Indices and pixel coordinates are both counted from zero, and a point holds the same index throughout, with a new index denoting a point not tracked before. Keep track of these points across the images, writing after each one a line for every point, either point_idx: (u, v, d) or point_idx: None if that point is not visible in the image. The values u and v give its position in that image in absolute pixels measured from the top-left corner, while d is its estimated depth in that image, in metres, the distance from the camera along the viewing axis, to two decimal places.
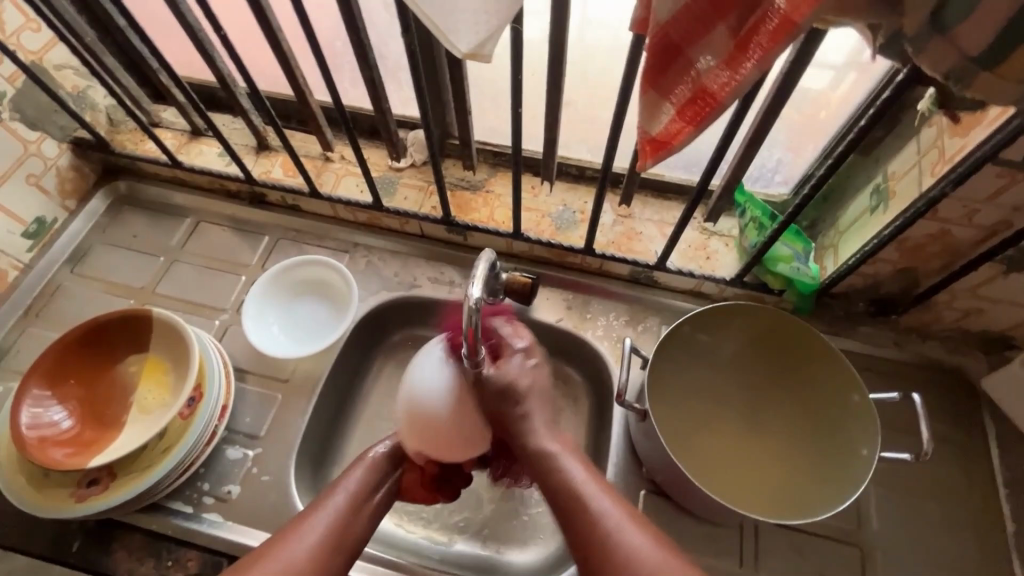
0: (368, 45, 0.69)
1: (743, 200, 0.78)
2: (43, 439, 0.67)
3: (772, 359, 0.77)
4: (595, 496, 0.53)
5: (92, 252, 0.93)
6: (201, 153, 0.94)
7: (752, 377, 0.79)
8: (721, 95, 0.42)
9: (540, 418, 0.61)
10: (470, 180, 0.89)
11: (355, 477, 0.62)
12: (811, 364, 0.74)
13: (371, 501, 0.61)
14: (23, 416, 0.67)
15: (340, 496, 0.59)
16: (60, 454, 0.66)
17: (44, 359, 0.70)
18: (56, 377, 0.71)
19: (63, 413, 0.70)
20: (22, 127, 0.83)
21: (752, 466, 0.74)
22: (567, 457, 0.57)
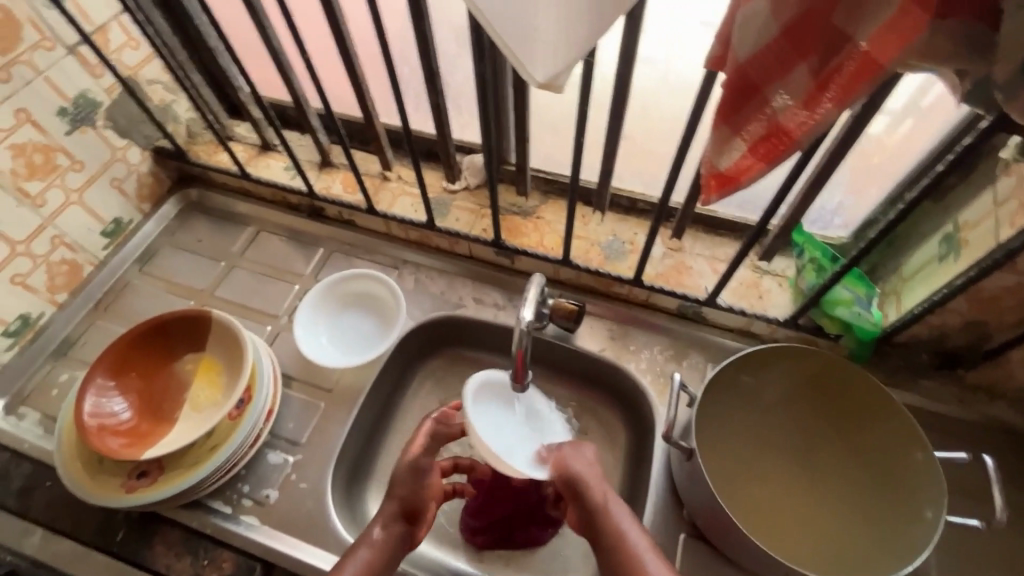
0: (437, 72, 0.73)
1: (801, 241, 0.75)
2: (102, 428, 0.70)
3: (825, 409, 0.74)
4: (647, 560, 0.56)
5: (160, 254, 0.98)
6: (267, 167, 0.99)
7: (801, 427, 0.75)
8: (797, 134, 0.43)
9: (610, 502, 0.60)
10: (522, 205, 0.91)
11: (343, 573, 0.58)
12: (870, 418, 0.71)
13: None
14: (87, 403, 0.70)
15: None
16: (116, 444, 0.69)
17: (111, 351, 0.74)
18: (119, 369, 0.74)
19: (122, 405, 0.73)
20: (113, 134, 0.89)
21: (796, 524, 0.70)
22: (616, 508, 0.60)
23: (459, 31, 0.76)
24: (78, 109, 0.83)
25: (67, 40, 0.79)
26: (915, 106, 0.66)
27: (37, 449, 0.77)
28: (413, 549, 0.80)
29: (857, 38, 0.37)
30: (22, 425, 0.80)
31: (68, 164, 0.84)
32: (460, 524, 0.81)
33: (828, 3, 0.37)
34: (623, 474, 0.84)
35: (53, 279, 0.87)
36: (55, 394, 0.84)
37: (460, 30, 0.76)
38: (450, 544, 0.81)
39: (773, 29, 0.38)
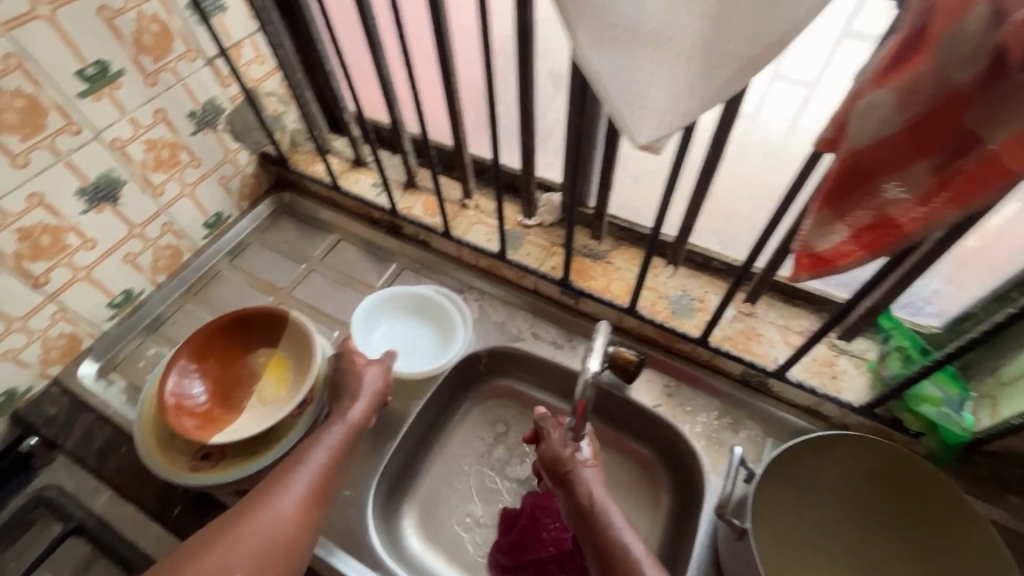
0: (533, 114, 0.75)
1: (890, 326, 0.71)
2: (180, 408, 0.75)
3: (891, 520, 0.69)
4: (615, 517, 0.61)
5: (249, 249, 1.06)
6: (357, 182, 1.05)
7: (862, 536, 0.70)
8: (908, 228, 0.41)
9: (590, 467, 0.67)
10: (593, 248, 0.91)
11: (333, 434, 0.70)
12: (943, 540, 0.65)
13: (344, 458, 0.70)
14: (171, 381, 0.76)
15: (319, 459, 0.67)
16: (189, 424, 0.74)
17: (197, 337, 0.80)
18: (201, 354, 0.80)
19: (200, 388, 0.79)
20: (229, 138, 0.98)
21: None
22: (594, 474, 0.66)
23: (558, 77, 0.79)
24: (205, 113, 0.92)
25: (207, 53, 0.88)
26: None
27: (120, 414, 0.84)
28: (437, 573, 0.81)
29: (988, 141, 0.35)
30: (110, 390, 0.88)
31: (188, 161, 0.92)
32: (488, 564, 0.81)
33: (960, 104, 0.35)
34: (662, 537, 0.81)
35: (157, 261, 0.96)
36: (142, 365, 0.91)
37: (559, 76, 0.78)
38: None
39: (896, 123, 0.37)
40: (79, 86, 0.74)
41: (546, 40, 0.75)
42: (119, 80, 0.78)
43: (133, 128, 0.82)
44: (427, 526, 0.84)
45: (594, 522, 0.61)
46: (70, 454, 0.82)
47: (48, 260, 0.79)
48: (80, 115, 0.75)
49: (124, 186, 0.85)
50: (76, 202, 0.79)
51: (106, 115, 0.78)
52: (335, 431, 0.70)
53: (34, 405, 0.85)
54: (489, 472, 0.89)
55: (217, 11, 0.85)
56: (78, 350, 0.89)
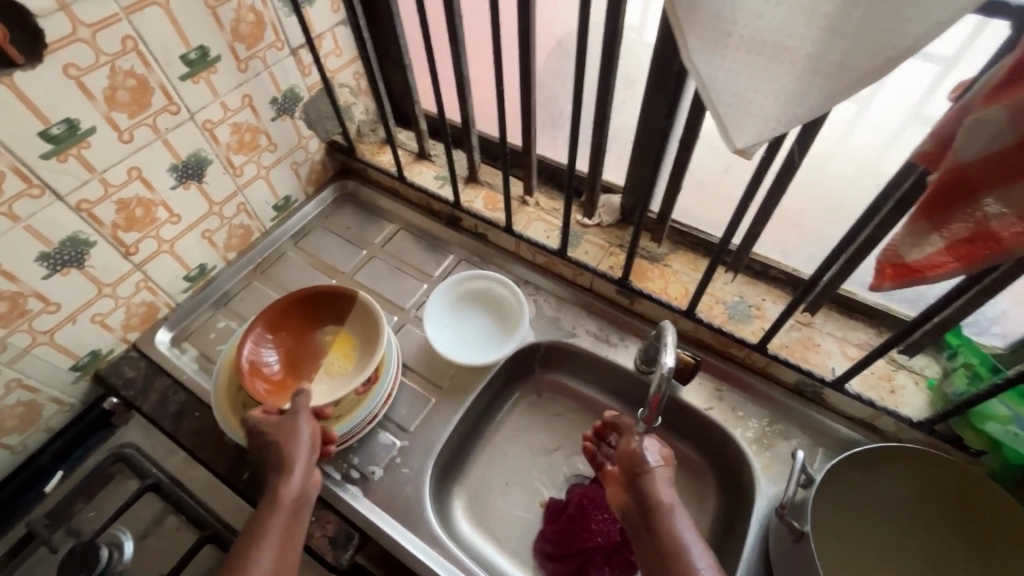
0: (608, 116, 0.77)
1: (957, 343, 0.72)
2: (255, 373, 0.79)
3: (958, 543, 0.69)
4: (679, 521, 0.62)
5: (313, 233, 1.10)
6: (420, 174, 1.09)
7: (925, 554, 0.70)
8: (1009, 242, 0.42)
9: (662, 473, 0.68)
10: (652, 251, 0.93)
11: (275, 523, 0.62)
12: (1002, 561, 0.66)
13: (293, 541, 0.63)
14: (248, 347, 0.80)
15: (268, 551, 0.60)
16: (263, 389, 0.78)
17: (273, 308, 0.84)
18: (275, 325, 0.84)
19: (272, 357, 0.82)
20: (303, 125, 1.03)
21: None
22: (664, 481, 0.67)
23: (633, 80, 0.80)
24: (285, 100, 0.96)
25: (293, 43, 0.92)
26: None
27: (192, 381, 0.89)
28: (485, 555, 0.83)
29: None
30: (182, 358, 0.93)
31: (266, 145, 0.97)
32: (535, 550, 0.83)
33: None
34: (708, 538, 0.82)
35: (230, 239, 1.00)
36: (211, 337, 0.96)
37: (634, 80, 0.80)
38: (525, 563, 0.83)
39: (1007, 138, 0.38)
40: (181, 69, 0.78)
41: (625, 45, 0.77)
42: (216, 65, 0.82)
43: (222, 111, 0.87)
44: (475, 510, 0.87)
45: (664, 535, 0.61)
46: (147, 415, 0.87)
47: (139, 230, 0.83)
48: (179, 96, 0.80)
49: (209, 165, 0.89)
50: (167, 177, 0.84)
51: (201, 97, 0.83)
52: (277, 517, 0.63)
53: (114, 366, 0.90)
54: (538, 463, 0.91)
55: (307, 4, 0.89)
56: (155, 318, 0.94)
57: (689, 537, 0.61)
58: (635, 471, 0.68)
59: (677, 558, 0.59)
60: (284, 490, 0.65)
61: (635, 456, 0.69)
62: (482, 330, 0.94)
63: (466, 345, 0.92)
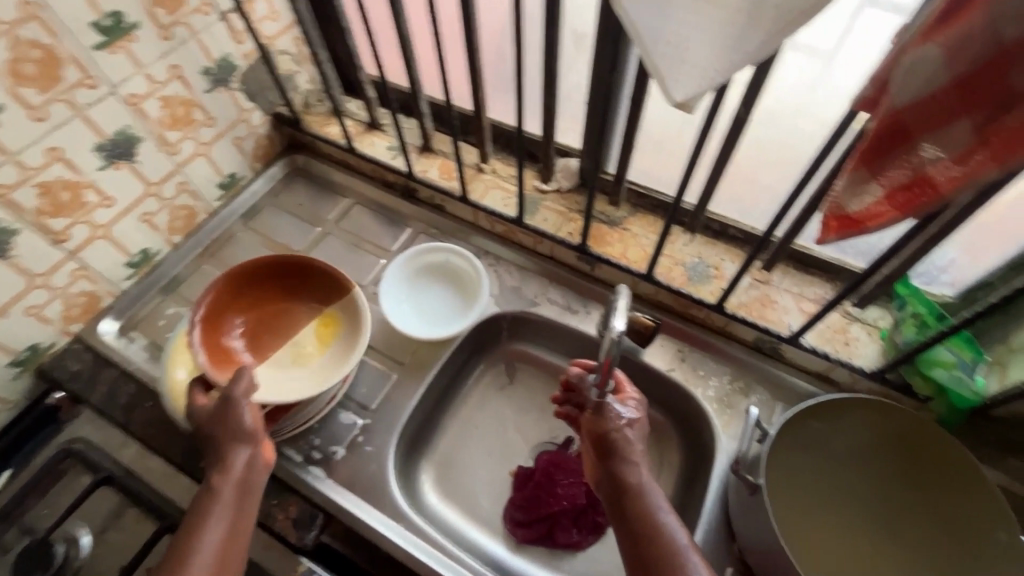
0: (556, 76, 0.74)
1: (906, 292, 0.72)
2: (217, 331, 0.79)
3: (904, 486, 0.70)
4: (654, 501, 0.62)
5: (263, 211, 1.06)
6: (371, 144, 1.04)
7: (874, 499, 0.72)
8: (944, 188, 0.42)
9: (635, 450, 0.67)
10: (610, 214, 0.91)
11: (220, 501, 0.62)
12: (945, 502, 0.68)
13: (244, 517, 0.63)
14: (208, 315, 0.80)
15: (213, 534, 0.60)
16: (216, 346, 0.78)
17: (256, 273, 0.85)
18: (254, 291, 0.85)
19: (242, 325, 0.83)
20: (243, 97, 0.97)
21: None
22: (637, 459, 0.66)
23: (583, 36, 0.77)
24: (219, 70, 0.90)
25: (221, 7, 0.86)
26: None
27: (143, 371, 0.86)
28: (454, 527, 0.84)
29: None
30: (131, 348, 0.89)
31: (202, 119, 0.91)
32: (504, 517, 0.84)
33: (1007, 62, 0.35)
34: (672, 495, 0.83)
35: (173, 222, 0.96)
36: (161, 324, 0.93)
37: (584, 36, 0.76)
38: (494, 531, 0.83)
39: (941, 80, 0.37)
40: (94, 39, 0.72)
41: None
42: (134, 33, 0.76)
43: (148, 84, 0.81)
44: (443, 483, 0.87)
45: (639, 516, 0.61)
46: (97, 408, 0.84)
47: (67, 216, 0.79)
48: (95, 68, 0.74)
49: (140, 143, 0.84)
50: (93, 157, 0.79)
51: (122, 68, 0.77)
52: (223, 493, 0.62)
53: (58, 359, 0.86)
54: (504, 433, 0.91)
55: None
56: (99, 308, 0.90)
57: (670, 521, 0.61)
58: (615, 452, 0.66)
59: (660, 542, 0.59)
60: (230, 466, 0.64)
61: (616, 437, 0.67)
62: (441, 304, 0.92)
63: (423, 320, 0.90)
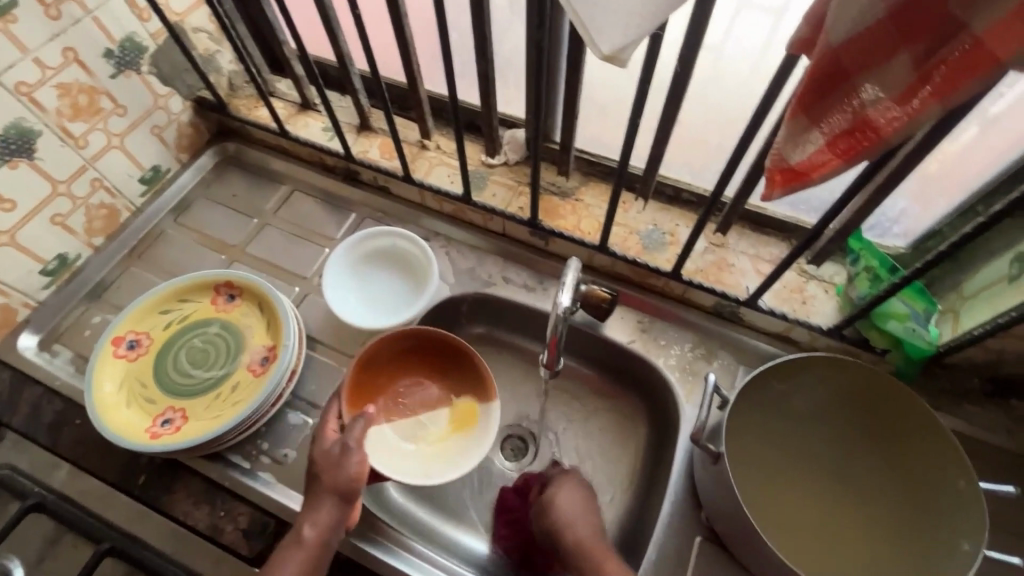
0: (489, 38, 0.69)
1: (858, 247, 0.71)
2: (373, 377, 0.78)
3: (862, 439, 0.70)
4: (613, 560, 0.61)
5: (194, 206, 0.98)
6: (306, 126, 0.98)
7: (833, 453, 0.72)
8: (886, 131, 0.39)
9: (578, 514, 0.66)
10: (561, 185, 0.88)
11: (289, 565, 0.59)
12: (903, 452, 0.67)
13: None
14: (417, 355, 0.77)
15: None
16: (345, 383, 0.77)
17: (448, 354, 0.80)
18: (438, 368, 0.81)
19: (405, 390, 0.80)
20: (156, 81, 0.89)
21: (824, 549, 0.66)
22: (584, 524, 0.65)
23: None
24: (124, 52, 0.82)
25: None
26: (981, 114, 0.60)
27: (69, 386, 0.80)
28: (421, 521, 0.80)
29: (972, 27, 0.33)
30: (55, 362, 0.83)
31: (111, 108, 0.83)
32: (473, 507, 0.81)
33: None
34: (640, 468, 0.82)
35: (91, 222, 0.88)
36: (87, 334, 0.86)
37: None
38: (463, 520, 0.81)
39: (877, 10, 0.34)
40: None
41: None
42: (14, 12, 0.68)
43: (40, 70, 0.73)
44: None
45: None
46: (19, 430, 0.77)
47: None
48: None
49: (39, 138, 0.76)
50: None
51: (4, 53, 0.69)
52: (294, 558, 0.60)
53: None
54: None
55: None
56: (14, 322, 0.82)
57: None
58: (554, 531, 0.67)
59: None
60: (303, 532, 0.61)
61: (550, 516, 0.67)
62: (388, 287, 0.88)
63: (370, 307, 0.86)
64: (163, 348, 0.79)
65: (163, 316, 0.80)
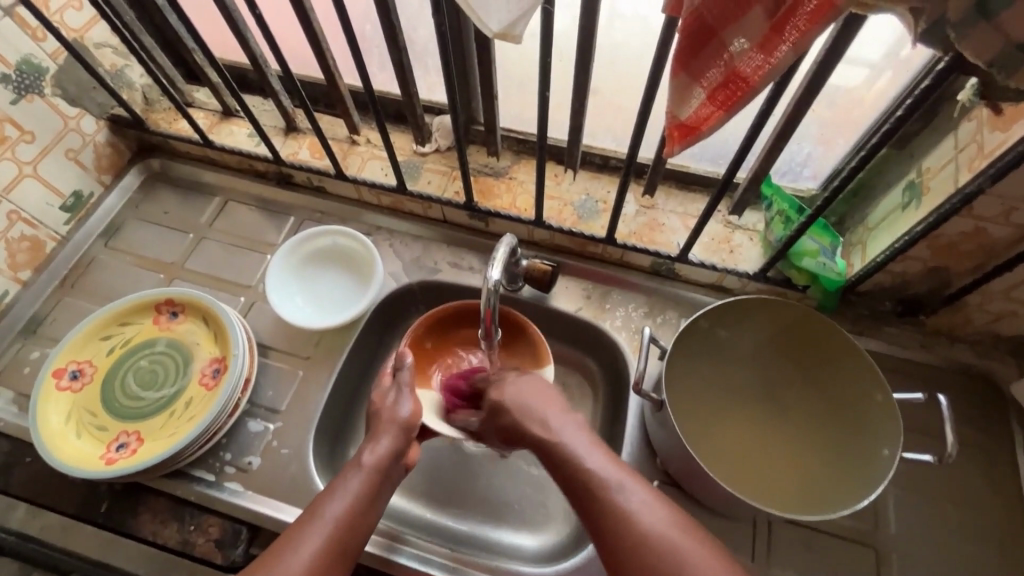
0: (398, 28, 0.69)
1: (771, 193, 0.76)
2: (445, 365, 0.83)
3: (789, 371, 0.76)
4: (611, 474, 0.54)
5: (124, 227, 0.96)
6: (231, 134, 0.96)
7: (764, 389, 0.78)
8: (755, 79, 0.42)
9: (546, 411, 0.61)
10: (494, 166, 0.90)
11: (351, 483, 0.59)
12: (826, 378, 0.74)
13: (369, 509, 0.59)
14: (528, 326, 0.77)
15: (320, 535, 0.55)
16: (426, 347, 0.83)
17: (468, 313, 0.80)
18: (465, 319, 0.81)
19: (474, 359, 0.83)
20: (63, 103, 0.85)
21: (760, 480, 0.71)
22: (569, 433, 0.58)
23: None
24: (21, 76, 0.78)
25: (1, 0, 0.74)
26: (892, 58, 0.65)
27: (13, 427, 0.78)
28: (413, 515, 0.80)
29: None
30: None
31: (17, 135, 0.80)
32: (462, 491, 0.81)
33: None
34: (601, 427, 0.85)
35: (14, 256, 0.85)
36: (27, 371, 0.84)
37: None
38: (452, 506, 0.81)
39: None
40: None
41: None
42: None
43: None
44: None
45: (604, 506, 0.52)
46: None
47: None
48: None
49: None
50: None
51: None
52: (356, 479, 0.59)
53: None
54: None
55: None
56: None
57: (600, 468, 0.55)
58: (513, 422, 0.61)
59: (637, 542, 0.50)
60: (362, 457, 0.61)
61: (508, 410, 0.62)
62: (331, 283, 0.88)
63: (315, 306, 0.86)
64: (109, 373, 0.78)
65: (105, 342, 0.79)
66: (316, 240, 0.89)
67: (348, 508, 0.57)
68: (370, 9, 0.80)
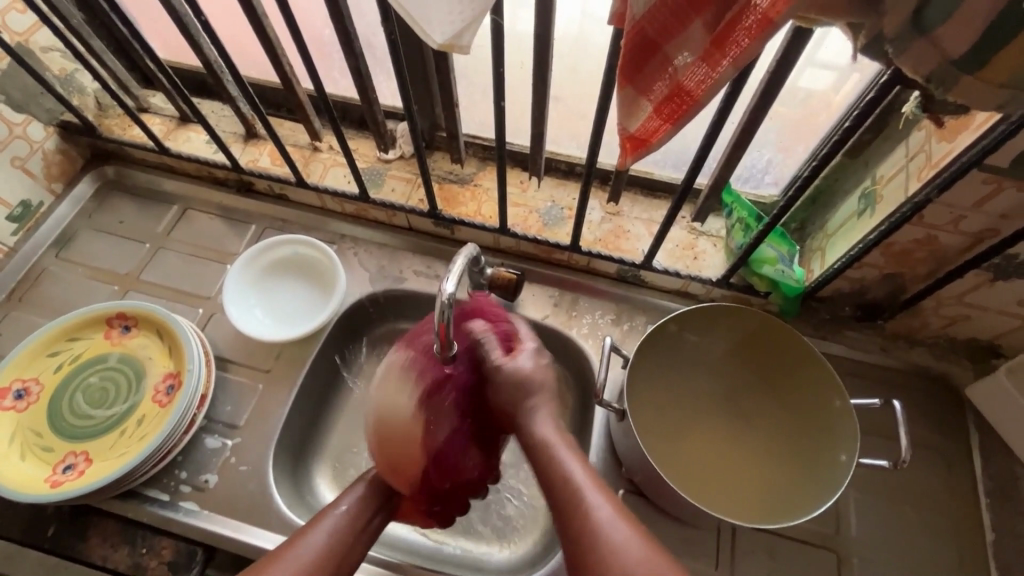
0: (354, 35, 0.68)
1: (731, 201, 0.77)
2: None
3: (754, 378, 0.77)
4: (570, 466, 0.53)
5: (77, 237, 0.92)
6: (188, 140, 0.93)
7: (728, 398, 0.78)
8: (698, 93, 0.42)
9: (543, 414, 0.59)
10: (459, 173, 0.89)
11: (330, 522, 0.60)
12: (789, 386, 0.74)
13: (345, 552, 0.59)
14: None
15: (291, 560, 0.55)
16: None
17: None
18: None
19: None
20: (7, 109, 0.82)
21: (723, 489, 0.71)
22: (560, 447, 0.56)
23: None
24: None
25: None
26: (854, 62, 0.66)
27: None
28: None
29: None
30: None
31: None
32: None
33: None
34: (569, 435, 0.85)
35: None
36: None
37: None
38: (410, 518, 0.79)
39: None
40: None
41: None
42: None
43: None
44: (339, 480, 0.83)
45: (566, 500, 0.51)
46: None
47: None
48: None
49: None
50: None
51: None
52: (334, 518, 0.60)
53: None
54: None
55: None
56: None
57: (572, 469, 0.53)
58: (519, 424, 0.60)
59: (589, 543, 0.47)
60: (343, 502, 0.62)
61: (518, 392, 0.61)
62: (292, 293, 0.86)
63: (276, 318, 0.84)
64: (57, 391, 0.75)
65: (52, 358, 0.76)
66: (275, 250, 0.87)
67: (326, 546, 0.57)
68: (327, 13, 0.78)
